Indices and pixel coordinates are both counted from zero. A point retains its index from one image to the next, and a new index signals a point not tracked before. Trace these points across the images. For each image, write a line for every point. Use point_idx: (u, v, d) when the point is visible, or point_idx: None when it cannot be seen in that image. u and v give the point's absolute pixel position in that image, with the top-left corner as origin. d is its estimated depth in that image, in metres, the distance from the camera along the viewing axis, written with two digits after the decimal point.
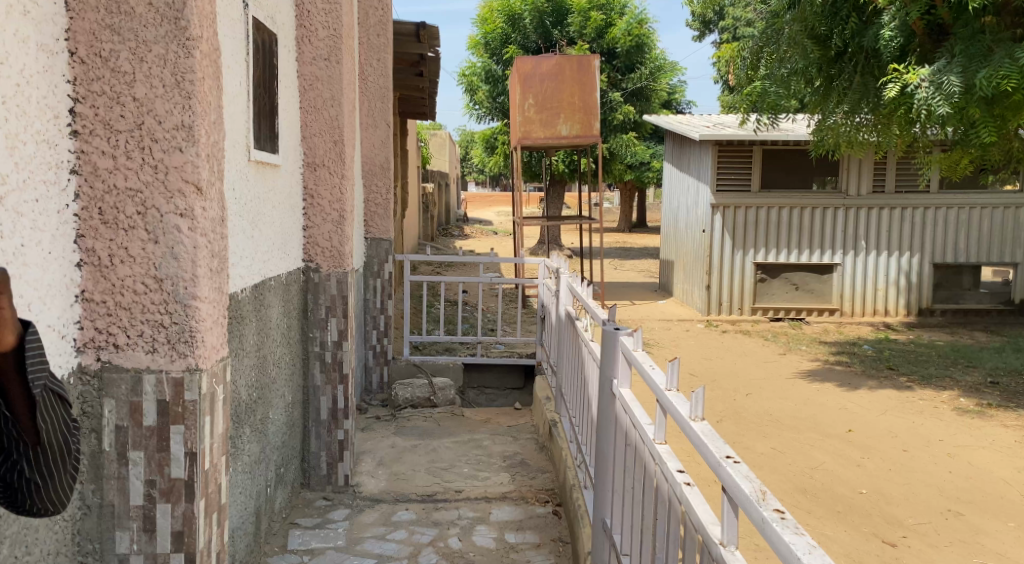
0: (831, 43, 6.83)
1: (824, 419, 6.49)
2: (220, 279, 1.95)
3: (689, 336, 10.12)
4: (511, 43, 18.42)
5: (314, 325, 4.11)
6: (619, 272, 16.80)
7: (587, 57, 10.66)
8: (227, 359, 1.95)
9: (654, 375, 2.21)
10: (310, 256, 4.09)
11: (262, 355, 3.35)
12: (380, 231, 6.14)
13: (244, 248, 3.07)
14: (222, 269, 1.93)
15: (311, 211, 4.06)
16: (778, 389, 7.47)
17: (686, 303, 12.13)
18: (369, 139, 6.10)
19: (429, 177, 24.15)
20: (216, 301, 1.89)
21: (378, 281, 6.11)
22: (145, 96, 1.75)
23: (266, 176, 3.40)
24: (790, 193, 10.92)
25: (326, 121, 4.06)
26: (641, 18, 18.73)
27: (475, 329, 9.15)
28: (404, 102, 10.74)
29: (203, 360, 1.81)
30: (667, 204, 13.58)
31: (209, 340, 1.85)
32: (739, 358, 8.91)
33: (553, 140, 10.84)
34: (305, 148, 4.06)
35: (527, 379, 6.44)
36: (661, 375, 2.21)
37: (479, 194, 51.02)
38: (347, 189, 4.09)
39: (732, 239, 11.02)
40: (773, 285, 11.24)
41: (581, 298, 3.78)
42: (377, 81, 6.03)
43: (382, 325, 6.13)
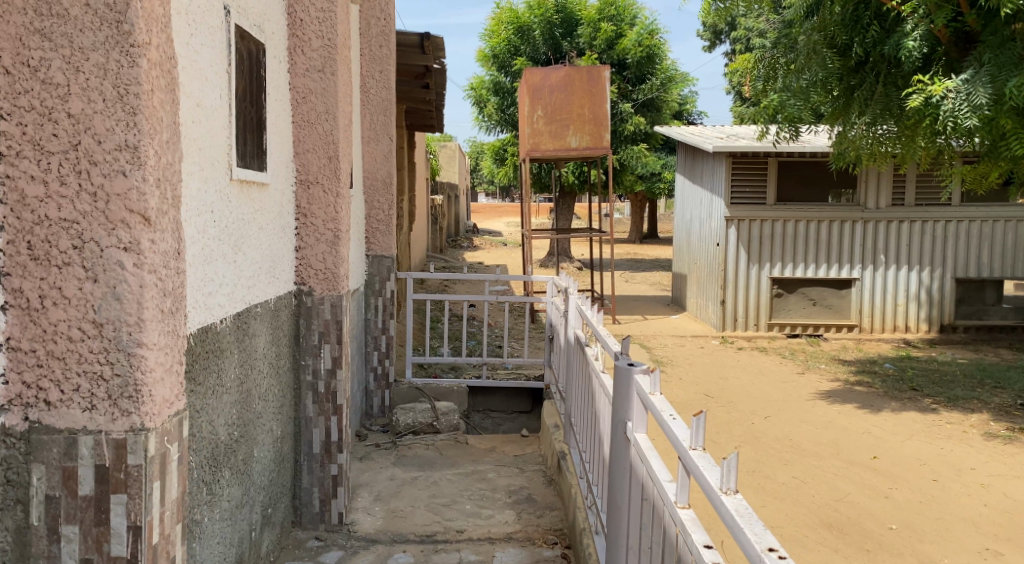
0: (851, 52, 6.56)
1: (847, 445, 6.18)
2: (175, 320, 1.77)
3: (703, 354, 9.84)
4: (520, 55, 18.28)
5: (307, 353, 3.85)
6: (629, 285, 16.50)
7: (597, 67, 10.44)
8: (181, 414, 1.78)
9: (674, 427, 1.94)
10: (302, 278, 3.84)
11: (247, 389, 3.11)
12: (381, 249, 5.90)
13: (223, 274, 2.83)
14: (177, 310, 1.75)
15: (304, 231, 3.81)
16: (797, 412, 7.17)
17: (699, 318, 11.84)
18: (371, 153, 5.86)
19: (438, 188, 23.95)
20: (169, 347, 1.71)
21: (379, 300, 5.87)
22: (82, 112, 1.58)
23: (250, 196, 3.16)
24: (806, 206, 10.65)
25: (320, 136, 3.81)
26: (652, 28, 18.55)
27: (483, 347, 8.88)
28: (410, 114, 10.54)
29: (148, 419, 1.65)
30: (680, 217, 13.32)
31: (158, 394, 1.68)
32: (756, 377, 8.61)
33: (562, 152, 10.59)
34: (297, 165, 3.82)
35: (535, 402, 6.16)
36: (682, 426, 1.94)
37: (489, 205, 50.86)
38: (343, 207, 3.83)
39: (747, 253, 10.75)
40: (790, 300, 10.93)
41: (593, 324, 3.51)
42: (379, 94, 5.82)
43: (383, 346, 5.87)
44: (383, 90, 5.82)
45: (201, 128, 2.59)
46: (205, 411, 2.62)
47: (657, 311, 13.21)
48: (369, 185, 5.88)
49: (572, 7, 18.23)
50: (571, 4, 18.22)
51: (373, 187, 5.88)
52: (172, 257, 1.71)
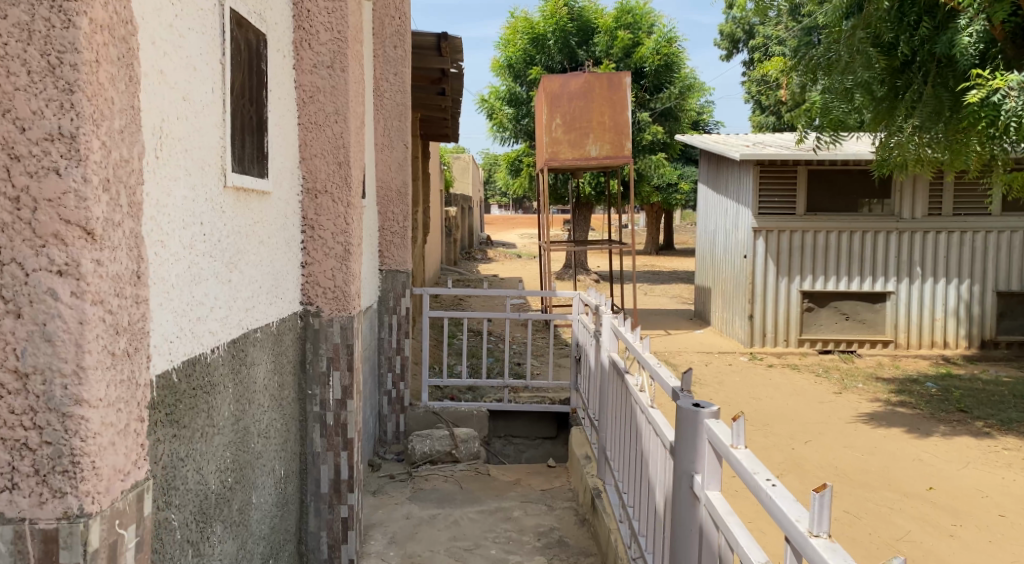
0: (897, 51, 6.13)
1: (897, 474, 5.74)
2: (132, 369, 1.56)
3: (732, 372, 9.41)
4: (536, 65, 17.90)
5: (314, 380, 3.46)
6: (650, 298, 16.08)
7: (618, 74, 10.04)
8: (135, 490, 1.56)
9: (782, 502, 1.50)
10: (308, 298, 3.45)
11: (245, 426, 2.73)
12: (396, 263, 5.52)
13: (216, 295, 2.46)
14: (131, 354, 1.54)
15: (311, 245, 3.43)
16: (838, 436, 6.73)
17: (725, 333, 11.43)
18: (385, 161, 5.48)
19: (452, 201, 23.59)
20: (118, 406, 1.49)
21: (394, 318, 5.50)
22: (7, 91, 1.40)
23: (249, 206, 2.79)
24: (837, 216, 10.26)
25: (329, 139, 3.43)
26: (670, 37, 18.21)
27: (503, 366, 8.47)
28: (425, 123, 10.18)
29: (85, 501, 1.42)
30: (703, 228, 12.93)
31: (102, 470, 1.46)
32: (790, 397, 8.18)
33: (582, 161, 10.20)
34: (304, 171, 3.44)
35: (561, 427, 5.75)
36: (788, 501, 1.50)
37: (501, 216, 50.56)
38: (354, 219, 3.43)
39: (776, 265, 10.37)
40: (821, 314, 10.49)
41: (638, 349, 3.07)
42: (394, 98, 5.46)
43: (397, 367, 5.49)
44: (398, 94, 5.45)
45: (186, 126, 2.22)
46: (191, 459, 2.23)
47: (681, 326, 12.76)
48: (383, 195, 5.51)
49: (587, 15, 17.88)
50: (586, 12, 17.87)
51: (388, 198, 5.51)
52: (125, 280, 1.52)
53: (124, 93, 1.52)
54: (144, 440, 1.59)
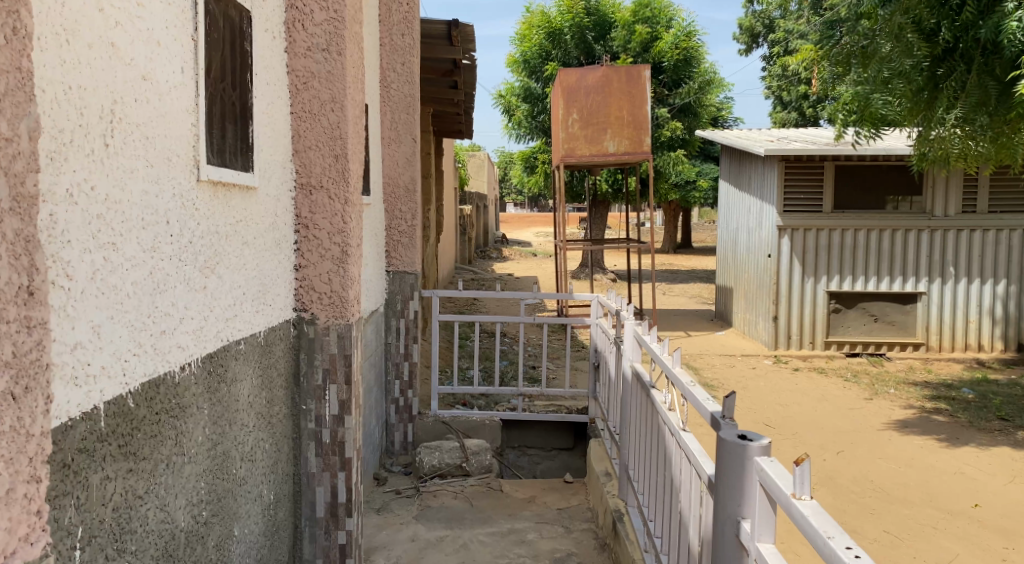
0: (938, 37, 5.74)
1: (939, 489, 5.37)
2: (21, 413, 1.32)
3: (757, 377, 9.06)
4: (551, 60, 17.54)
5: (308, 394, 3.15)
6: (668, 298, 15.70)
7: (637, 66, 9.66)
8: None
9: None
10: (301, 304, 3.14)
11: (224, 451, 2.42)
12: (404, 264, 5.21)
13: (187, 303, 2.15)
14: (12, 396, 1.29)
15: (305, 246, 3.13)
16: (873, 446, 6.35)
17: (748, 335, 11.06)
18: (392, 156, 5.17)
19: (467, 199, 23.27)
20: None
21: (401, 322, 5.20)
22: None
23: (230, 202, 2.49)
24: (865, 214, 9.91)
25: (325, 129, 3.12)
26: (689, 31, 17.81)
27: (517, 371, 8.15)
28: (438, 119, 9.89)
29: None
30: (725, 227, 12.58)
31: None
32: (818, 404, 7.82)
33: (599, 158, 9.87)
34: (297, 165, 3.13)
35: (577, 438, 5.41)
36: None
37: (516, 215, 50.23)
38: (352, 217, 3.12)
39: (802, 265, 10.04)
40: (849, 316, 10.13)
41: (667, 363, 2.74)
42: (401, 89, 5.15)
43: (405, 374, 5.19)
44: (404, 85, 5.14)
45: (146, 110, 1.92)
46: (153, 496, 1.93)
47: (701, 328, 12.39)
48: (391, 192, 5.20)
49: (605, 10, 17.52)
50: (603, 7, 17.51)
51: (395, 195, 5.21)
52: (9, 297, 1.28)
53: (2, 47, 1.26)
54: (38, 503, 1.36)
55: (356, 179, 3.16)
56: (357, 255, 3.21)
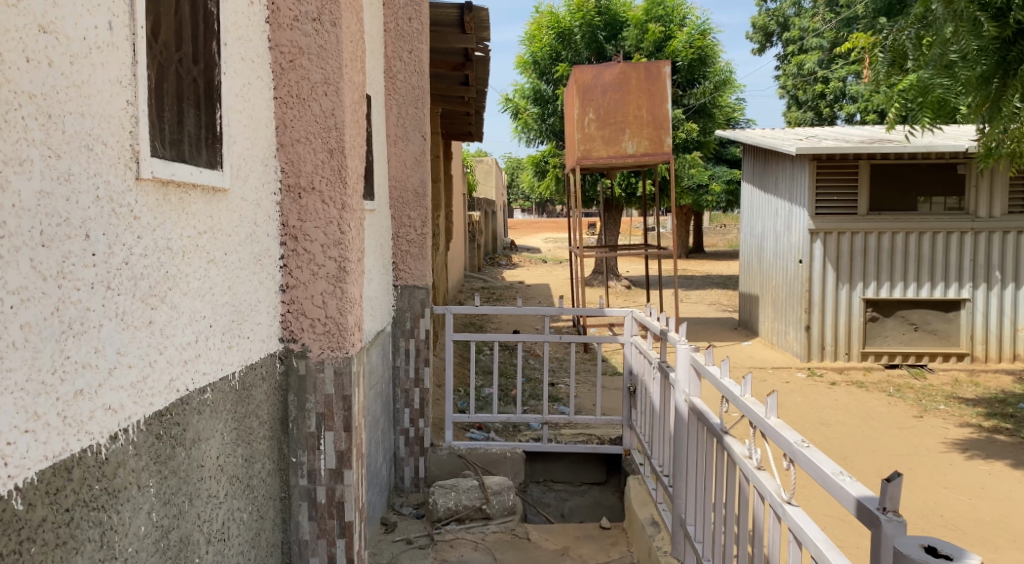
0: (1008, 18, 5.14)
1: (1020, 527, 4.75)
2: None
3: (792, 393, 8.46)
4: (562, 61, 16.94)
5: (299, 444, 2.57)
6: (687, 306, 15.09)
7: (656, 63, 9.03)
8: None
9: None
10: (289, 334, 2.56)
11: (183, 538, 1.82)
12: (413, 277, 4.62)
13: (126, 344, 1.57)
14: None
15: (294, 262, 2.55)
16: (933, 472, 5.73)
17: (777, 345, 10.48)
18: (399, 156, 4.59)
19: (475, 205, 22.69)
20: None
21: (411, 343, 4.63)
22: None
23: (191, 208, 1.89)
24: (902, 216, 9.35)
25: (316, 117, 2.52)
26: (704, 29, 17.19)
27: (535, 389, 7.55)
28: (447, 120, 9.31)
29: None
30: (748, 231, 12.02)
31: None
32: (864, 423, 7.20)
33: (617, 159, 9.25)
34: (283, 162, 2.54)
35: (610, 472, 4.81)
36: None
37: (524, 220, 49.66)
38: (349, 226, 2.55)
39: (836, 271, 9.51)
40: (887, 325, 9.59)
41: (757, 413, 2.14)
42: (409, 80, 4.56)
43: (416, 402, 4.62)
44: (413, 74, 4.56)
45: (46, 75, 1.33)
46: None
47: (725, 337, 11.79)
48: (397, 197, 4.61)
49: (616, 8, 16.90)
50: (615, 5, 16.89)
51: (404, 199, 4.62)
52: None
53: None
54: None
55: (355, 180, 2.60)
56: (358, 270, 2.66)
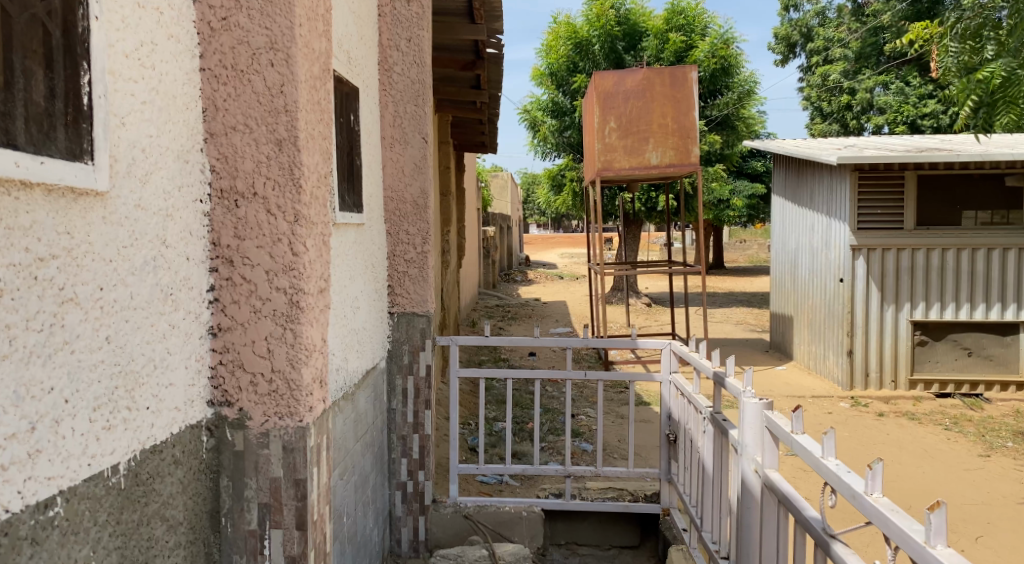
0: None
1: None
2: None
3: (838, 426, 7.73)
4: (579, 72, 16.26)
5: (234, 547, 1.87)
6: (713, 326, 14.33)
7: (681, 67, 8.31)
8: None
9: None
10: (223, 396, 1.84)
11: None
12: (411, 304, 3.90)
13: None
14: None
15: (228, 296, 1.84)
16: (1018, 529, 4.95)
17: (815, 371, 9.75)
18: (395, 164, 3.89)
19: (491, 220, 22.04)
20: None
21: (409, 382, 3.92)
22: None
23: (21, 220, 1.22)
24: (952, 232, 8.61)
25: (258, 95, 1.82)
26: (726, 38, 16.41)
27: (554, 423, 6.81)
28: (458, 129, 8.65)
29: None
30: (780, 247, 11.29)
31: None
32: (923, 465, 6.43)
33: (640, 171, 8.49)
34: (214, 158, 1.83)
35: (645, 535, 4.09)
36: None
37: (539, 236, 49.02)
38: (303, 247, 1.85)
39: (880, 292, 8.79)
40: (938, 350, 8.83)
41: (899, 529, 1.45)
42: (407, 73, 3.86)
43: (415, 451, 3.91)
44: (411, 66, 3.85)
45: None
46: None
47: (757, 361, 11.01)
48: (394, 210, 3.91)
49: (635, 18, 16.19)
50: (634, 14, 16.17)
51: (401, 212, 3.90)
52: None
53: None
54: None
55: (313, 184, 1.90)
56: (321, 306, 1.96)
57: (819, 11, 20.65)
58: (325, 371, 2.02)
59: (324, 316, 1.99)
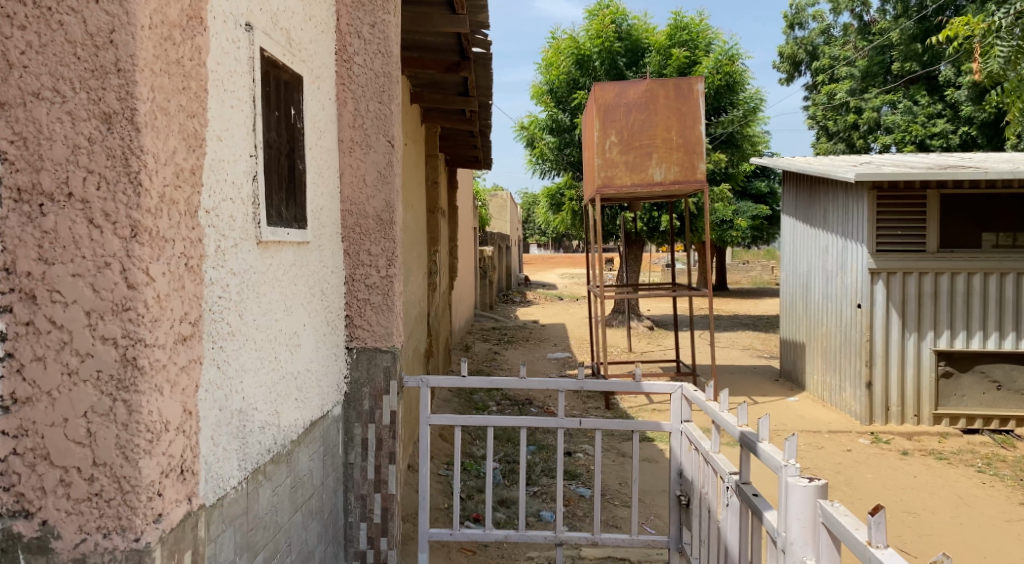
0: None
1: None
2: None
3: (859, 465, 7.10)
4: (580, 89, 15.71)
5: None
6: (719, 352, 13.68)
7: (687, 78, 7.71)
8: None
9: None
10: (18, 502, 1.73)
11: None
12: (373, 337, 3.29)
13: None
14: None
15: (26, 345, 1.72)
16: None
17: (829, 403, 9.13)
18: (355, 171, 3.26)
19: (488, 239, 21.38)
20: None
21: (369, 432, 3.28)
22: None
23: None
24: (979, 255, 8.00)
25: (78, 52, 1.70)
26: (731, 54, 15.85)
27: (548, 463, 6.15)
28: (448, 142, 8.09)
29: None
30: (790, 269, 10.68)
31: None
32: (959, 519, 5.82)
33: (642, 189, 7.84)
34: (13, 138, 1.71)
35: None
36: None
37: (539, 256, 48.32)
38: (141, 255, 1.70)
39: (901, 318, 8.17)
40: (963, 382, 8.18)
41: None
42: (369, 65, 3.26)
43: (376, 514, 3.28)
44: (374, 57, 3.25)
45: None
46: None
47: (766, 390, 10.37)
48: (353, 225, 3.28)
49: (637, 34, 15.66)
50: (636, 31, 15.63)
51: (362, 229, 3.28)
52: None
53: None
54: None
55: (161, 181, 1.74)
56: (178, 351, 1.81)
57: (824, 29, 20.16)
58: (193, 442, 1.88)
59: (184, 364, 1.84)
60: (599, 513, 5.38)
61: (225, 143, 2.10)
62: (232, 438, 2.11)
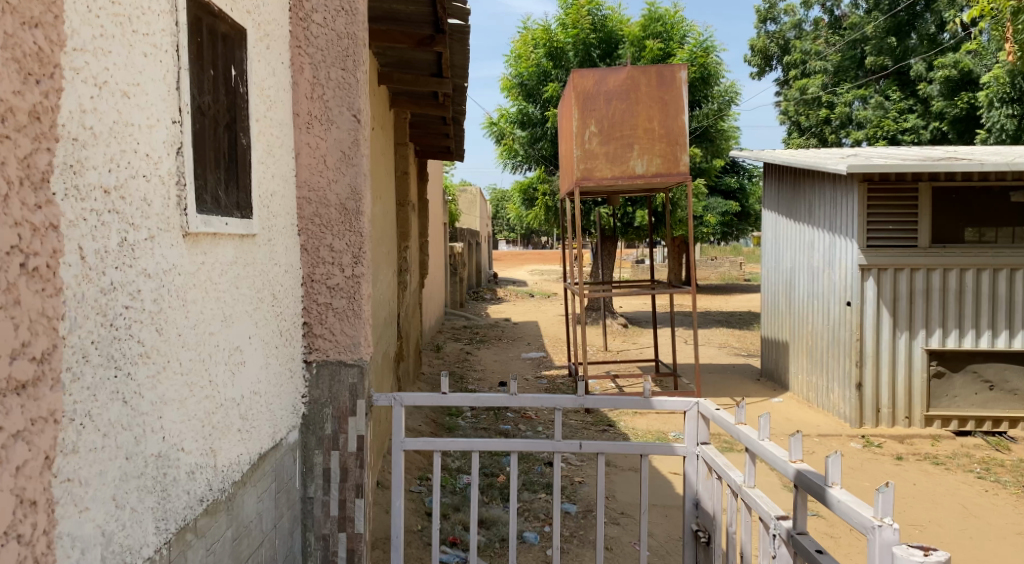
0: None
1: None
2: None
3: (855, 472, 6.73)
4: (552, 81, 15.19)
5: None
6: (696, 350, 13.32)
7: (669, 65, 7.25)
8: None
9: None
10: None
11: None
12: (337, 349, 2.77)
13: None
14: None
15: None
16: None
17: (816, 404, 8.78)
18: (314, 150, 2.75)
19: (458, 235, 20.80)
20: None
21: (331, 459, 2.78)
22: None
23: None
24: (972, 250, 7.68)
25: None
26: (706, 46, 15.47)
27: (528, 475, 5.67)
28: (418, 130, 7.55)
29: None
30: (771, 264, 10.32)
31: None
32: (967, 531, 5.45)
33: (623, 182, 7.38)
34: None
35: None
36: None
37: (508, 252, 47.81)
38: None
39: (892, 316, 7.83)
40: (955, 382, 7.87)
41: None
42: (330, 24, 2.74)
43: (341, 557, 2.77)
44: (336, 15, 2.73)
45: None
46: None
47: (748, 390, 10.00)
48: (312, 215, 2.77)
49: (611, 25, 15.17)
50: (610, 22, 15.14)
51: (324, 220, 2.76)
52: None
53: None
54: None
55: None
56: (5, 408, 1.22)
57: (796, 23, 19.74)
58: (37, 549, 1.29)
59: (18, 428, 1.25)
60: (588, 532, 4.89)
61: (133, 101, 1.59)
62: (141, 493, 1.59)
